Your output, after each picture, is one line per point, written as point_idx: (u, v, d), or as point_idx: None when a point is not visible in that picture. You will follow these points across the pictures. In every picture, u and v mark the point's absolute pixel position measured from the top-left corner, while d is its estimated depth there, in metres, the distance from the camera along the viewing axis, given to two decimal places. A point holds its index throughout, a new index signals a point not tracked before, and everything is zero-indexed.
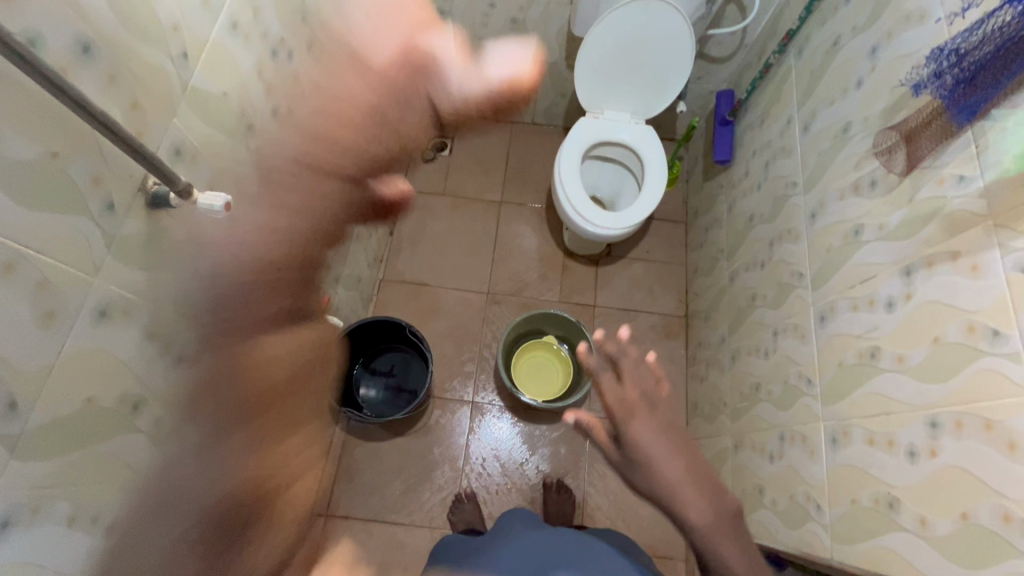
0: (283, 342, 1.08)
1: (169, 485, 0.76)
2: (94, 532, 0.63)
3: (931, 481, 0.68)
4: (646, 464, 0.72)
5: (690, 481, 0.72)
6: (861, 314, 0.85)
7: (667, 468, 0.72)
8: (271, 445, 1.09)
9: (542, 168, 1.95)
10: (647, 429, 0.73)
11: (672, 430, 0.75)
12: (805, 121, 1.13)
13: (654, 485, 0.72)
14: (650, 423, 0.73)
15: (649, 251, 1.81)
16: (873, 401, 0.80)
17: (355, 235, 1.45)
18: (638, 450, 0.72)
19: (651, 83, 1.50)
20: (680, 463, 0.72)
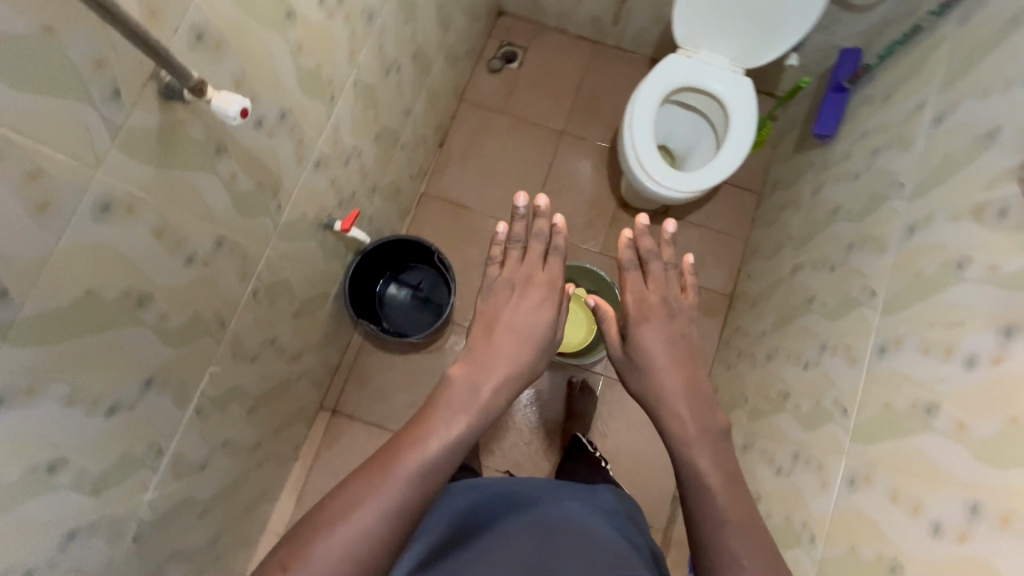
0: (307, 248, 1.06)
1: (176, 374, 0.79)
2: (94, 413, 0.65)
3: (950, 566, 0.61)
4: (643, 354, 0.78)
5: (689, 394, 0.73)
6: (931, 362, 0.74)
7: (667, 371, 0.76)
8: (283, 344, 1.12)
9: (616, 101, 1.75)
10: (655, 332, 0.80)
11: (685, 349, 0.79)
12: (940, 111, 0.93)
13: (644, 372, 0.77)
14: (662, 328, 0.80)
15: (709, 218, 1.65)
16: (912, 460, 0.72)
17: (400, 144, 1.37)
18: (641, 340, 0.80)
19: (765, 22, 1.26)
20: (679, 374, 0.75)
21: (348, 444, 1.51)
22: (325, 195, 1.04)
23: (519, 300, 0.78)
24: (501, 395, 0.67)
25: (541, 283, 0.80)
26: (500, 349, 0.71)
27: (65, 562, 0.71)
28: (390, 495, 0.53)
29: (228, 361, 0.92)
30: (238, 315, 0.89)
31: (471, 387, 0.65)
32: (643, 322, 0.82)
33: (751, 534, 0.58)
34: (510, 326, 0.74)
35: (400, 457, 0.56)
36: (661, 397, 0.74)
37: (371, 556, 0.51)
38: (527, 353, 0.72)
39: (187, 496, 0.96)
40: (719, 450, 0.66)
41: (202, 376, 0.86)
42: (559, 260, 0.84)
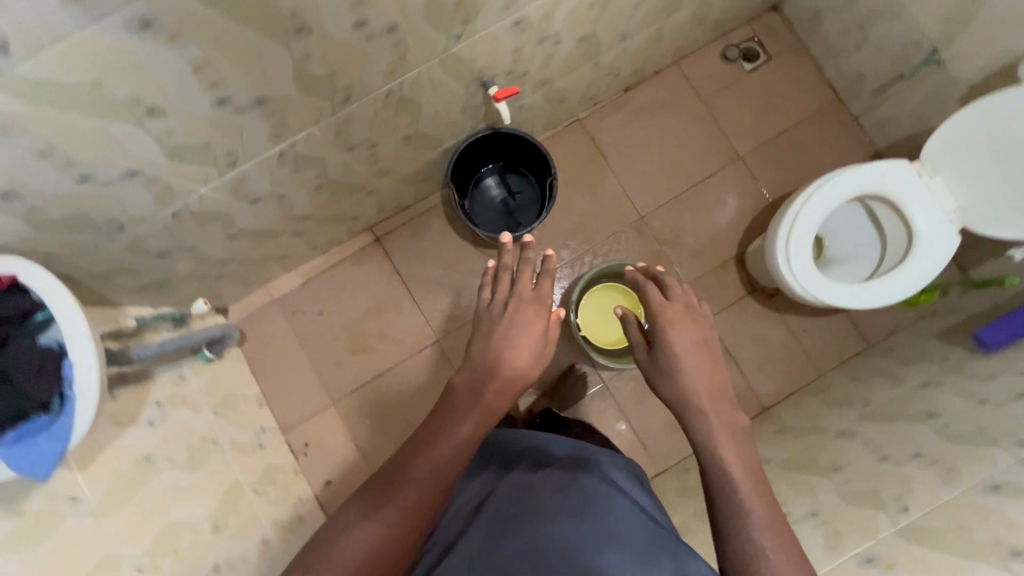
0: (454, 91, 1.04)
1: (286, 112, 0.81)
2: (208, 93, 0.69)
3: None
4: (677, 362, 0.75)
5: (710, 399, 0.73)
6: None
7: (696, 379, 0.74)
8: (378, 155, 1.13)
9: (811, 166, 1.58)
10: (685, 331, 0.77)
11: (710, 347, 0.77)
12: None
13: (675, 379, 0.75)
14: (690, 328, 0.77)
15: (804, 330, 1.52)
16: None
17: (594, 62, 1.29)
18: (672, 342, 0.76)
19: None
20: (702, 370, 0.75)
21: (368, 272, 1.57)
22: (501, 56, 1.00)
23: (511, 321, 0.79)
24: (503, 398, 0.77)
25: (528, 302, 0.81)
26: (501, 362, 0.77)
27: (115, 188, 0.78)
28: (411, 503, 0.69)
29: (328, 132, 0.94)
30: (361, 102, 0.90)
31: (472, 390, 0.76)
32: (671, 320, 0.78)
33: (782, 534, 0.64)
34: (500, 342, 0.78)
35: (414, 465, 0.71)
36: (691, 404, 0.74)
37: (401, 539, 0.67)
38: (521, 362, 0.77)
39: (228, 213, 1.03)
40: (744, 453, 0.70)
41: (302, 128, 0.89)
42: (549, 286, 0.83)
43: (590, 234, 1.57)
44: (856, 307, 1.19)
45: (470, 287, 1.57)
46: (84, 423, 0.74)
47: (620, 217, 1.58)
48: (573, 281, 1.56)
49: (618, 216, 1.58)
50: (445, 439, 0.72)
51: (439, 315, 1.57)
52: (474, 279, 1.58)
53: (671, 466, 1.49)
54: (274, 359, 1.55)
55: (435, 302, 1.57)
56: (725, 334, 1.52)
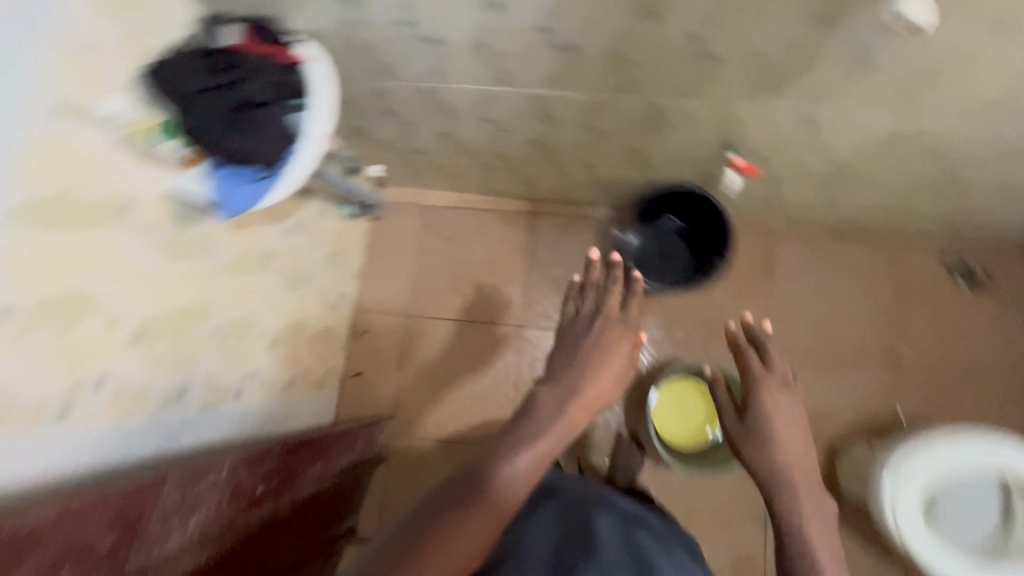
0: (704, 137, 1.06)
1: (578, 68, 0.87)
2: (546, 16, 0.75)
3: None
4: (771, 435, 0.85)
5: (796, 472, 0.82)
6: None
7: (789, 453, 0.84)
8: (599, 147, 1.17)
9: (961, 414, 1.45)
10: (781, 406, 0.87)
11: (800, 424, 0.87)
12: None
13: (766, 447, 0.85)
14: (788, 403, 0.87)
15: (851, 557, 1.40)
16: None
17: (829, 192, 1.26)
18: (765, 414, 0.87)
19: None
20: (792, 444, 0.85)
21: (506, 233, 1.63)
22: (767, 135, 1.01)
23: (596, 344, 0.88)
24: (583, 413, 0.80)
25: (613, 328, 0.91)
26: (583, 391, 0.82)
27: (415, 44, 0.86)
28: (488, 513, 0.64)
29: (587, 104, 0.99)
30: (633, 98, 0.94)
31: (557, 405, 0.79)
32: (765, 394, 0.88)
33: None
34: (582, 375, 0.83)
35: (497, 471, 0.68)
36: (777, 471, 0.83)
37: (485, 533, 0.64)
38: (603, 384, 0.83)
39: (459, 115, 1.11)
40: (826, 537, 0.77)
41: (574, 88, 0.94)
42: (616, 303, 0.94)
43: (712, 331, 1.53)
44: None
45: None
46: (278, 191, 0.82)
47: None
48: (669, 361, 1.53)
49: None
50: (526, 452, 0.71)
51: (538, 307, 1.60)
52: None
53: None
54: (389, 249, 1.64)
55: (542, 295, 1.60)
56: None
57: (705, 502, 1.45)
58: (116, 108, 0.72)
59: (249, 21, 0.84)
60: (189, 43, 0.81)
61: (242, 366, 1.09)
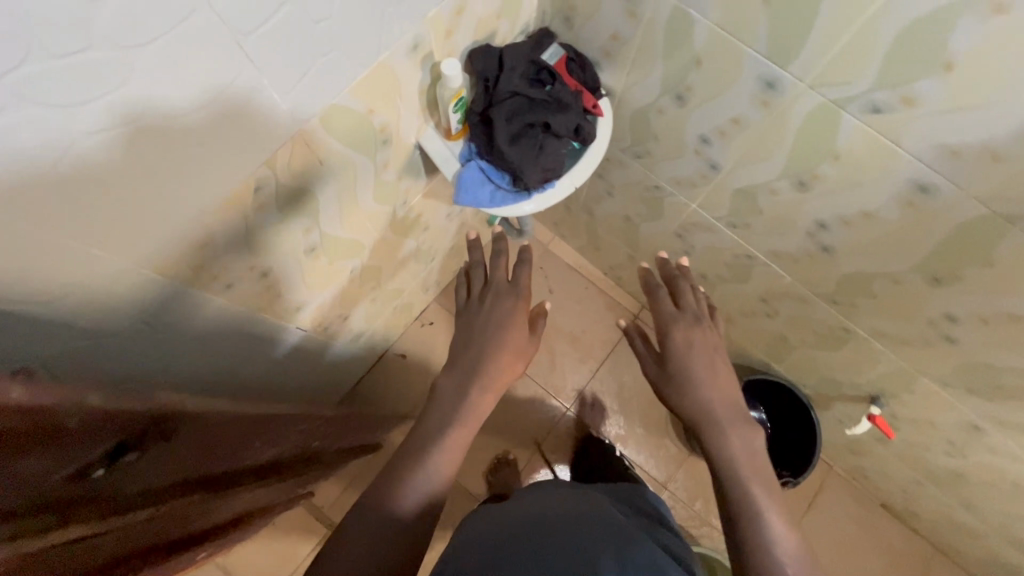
0: (862, 376, 1.05)
1: (814, 263, 0.87)
2: (836, 219, 0.76)
3: None
4: (687, 370, 0.79)
5: (722, 395, 0.77)
6: None
7: (717, 390, 0.77)
8: (756, 318, 1.17)
9: None
10: (700, 336, 0.82)
11: (719, 355, 0.81)
12: None
13: (687, 387, 0.78)
14: (704, 334, 0.82)
15: None
16: None
17: (924, 482, 1.23)
18: (679, 344, 0.81)
19: None
20: (721, 371, 0.79)
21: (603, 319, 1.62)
22: (922, 413, 1.00)
23: (493, 328, 0.83)
24: (491, 396, 0.80)
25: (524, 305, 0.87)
26: (486, 372, 0.80)
27: (693, 155, 0.87)
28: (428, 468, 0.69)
29: (787, 287, 0.99)
30: (836, 312, 0.94)
31: (458, 392, 0.78)
32: (679, 330, 0.82)
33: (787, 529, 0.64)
34: (501, 343, 0.82)
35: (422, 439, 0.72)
36: (709, 413, 0.76)
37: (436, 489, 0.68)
38: (512, 357, 0.82)
39: (661, 217, 1.12)
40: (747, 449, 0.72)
41: (790, 271, 0.94)
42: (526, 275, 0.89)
43: None
44: None
45: (627, 420, 1.56)
46: (516, 211, 0.82)
47: None
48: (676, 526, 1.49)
49: None
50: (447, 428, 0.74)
51: (589, 399, 1.58)
52: (636, 420, 1.57)
53: None
54: None
55: (600, 391, 1.58)
56: None
57: None
58: (459, 74, 0.72)
59: (572, 52, 0.85)
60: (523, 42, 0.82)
61: (345, 307, 1.07)
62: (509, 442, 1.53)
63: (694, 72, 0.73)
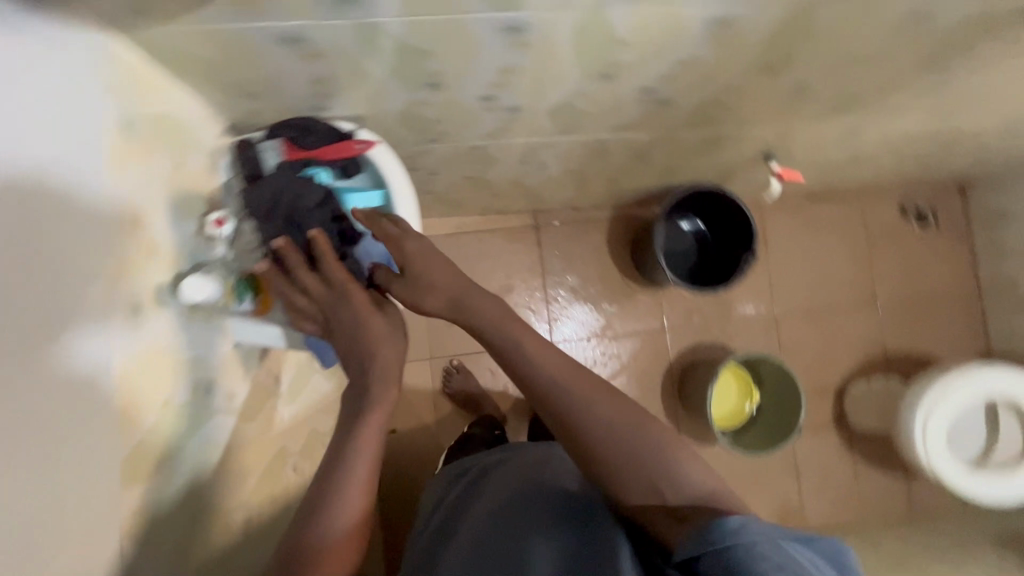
0: (747, 152, 1.07)
1: (662, 116, 0.81)
2: (659, 83, 0.69)
3: None
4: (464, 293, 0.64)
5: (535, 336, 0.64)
6: None
7: (447, 279, 0.64)
8: (636, 168, 1.14)
9: (933, 336, 1.69)
10: (417, 243, 0.65)
11: (456, 278, 0.65)
12: None
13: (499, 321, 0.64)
14: (434, 262, 0.65)
15: (870, 477, 1.62)
16: None
17: (830, 171, 1.35)
18: (422, 277, 0.64)
19: None
20: (478, 293, 0.64)
21: (513, 252, 1.57)
22: (808, 143, 1.05)
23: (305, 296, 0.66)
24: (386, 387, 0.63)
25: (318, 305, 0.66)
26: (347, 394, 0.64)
27: (488, 113, 0.75)
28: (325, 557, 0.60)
29: (648, 139, 0.94)
30: (699, 131, 0.91)
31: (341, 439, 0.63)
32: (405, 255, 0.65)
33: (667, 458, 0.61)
34: (383, 370, 0.63)
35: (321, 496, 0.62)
36: (461, 295, 0.65)
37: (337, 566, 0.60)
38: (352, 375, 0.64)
39: (498, 163, 1.01)
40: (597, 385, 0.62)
41: (643, 131, 0.89)
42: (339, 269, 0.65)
43: (727, 311, 1.62)
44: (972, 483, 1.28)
45: (598, 308, 1.59)
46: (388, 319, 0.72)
47: (756, 308, 1.64)
48: (695, 346, 1.61)
49: (754, 307, 1.64)
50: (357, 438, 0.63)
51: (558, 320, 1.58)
52: (606, 302, 1.60)
53: None
54: None
55: (559, 307, 1.58)
56: (802, 450, 1.62)
57: (748, 465, 1.60)
58: (192, 286, 0.64)
59: (289, 126, 0.68)
60: (251, 167, 0.69)
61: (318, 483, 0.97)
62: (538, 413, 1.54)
63: (432, 62, 0.59)
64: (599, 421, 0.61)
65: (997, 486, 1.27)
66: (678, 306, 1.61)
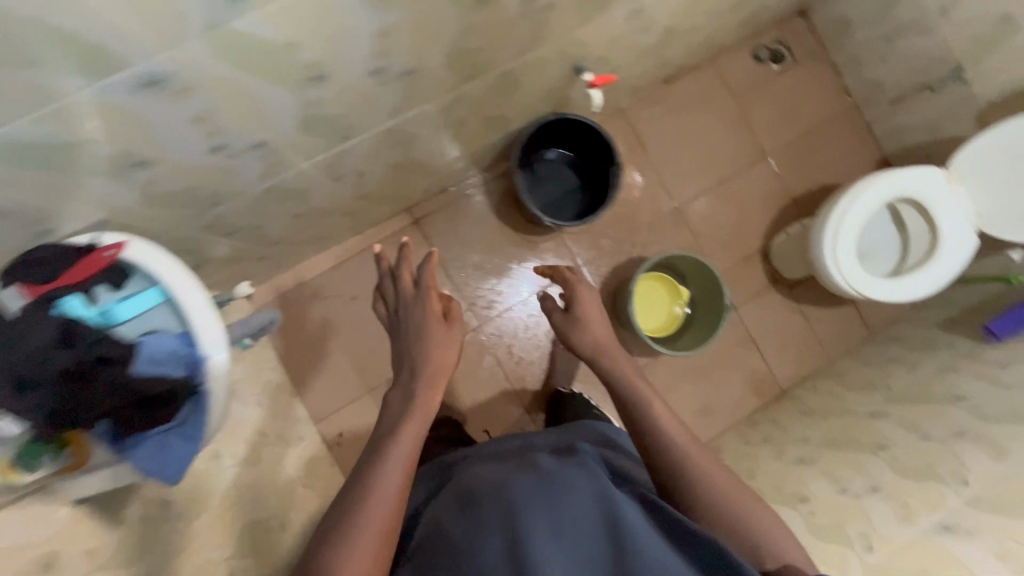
0: (552, 75, 1.02)
1: (422, 84, 0.76)
2: (375, 61, 0.64)
3: None
4: (600, 344, 1.11)
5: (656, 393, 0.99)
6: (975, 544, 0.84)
7: (597, 331, 1.12)
8: (460, 134, 1.09)
9: (830, 164, 1.70)
10: (586, 302, 1.15)
11: (599, 320, 1.14)
12: None
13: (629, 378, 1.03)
14: (586, 296, 1.17)
15: (819, 318, 1.67)
16: None
17: (661, 53, 1.31)
18: (584, 322, 1.13)
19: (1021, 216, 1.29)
20: (603, 334, 1.12)
21: (405, 255, 1.53)
22: (605, 42, 1.00)
23: (407, 322, 0.95)
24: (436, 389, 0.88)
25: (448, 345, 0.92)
26: (427, 363, 0.89)
27: (233, 159, 0.69)
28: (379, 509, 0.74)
29: (437, 109, 0.89)
30: (479, 81, 0.86)
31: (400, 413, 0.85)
32: (580, 295, 1.17)
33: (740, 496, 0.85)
34: (434, 371, 0.89)
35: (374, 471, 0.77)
36: (600, 349, 1.10)
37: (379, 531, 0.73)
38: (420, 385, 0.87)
39: (311, 192, 0.96)
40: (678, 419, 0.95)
41: (421, 104, 0.84)
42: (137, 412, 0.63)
43: (630, 223, 1.61)
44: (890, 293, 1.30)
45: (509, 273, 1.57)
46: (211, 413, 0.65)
47: (657, 209, 1.63)
48: (614, 268, 1.60)
49: (655, 208, 1.63)
50: (396, 444, 0.79)
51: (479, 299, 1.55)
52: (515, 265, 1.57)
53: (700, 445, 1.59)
54: (302, 345, 1.46)
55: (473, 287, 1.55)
56: (749, 321, 1.65)
57: (705, 356, 1.62)
58: None
59: (24, 265, 0.61)
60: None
61: None
62: (499, 396, 1.53)
63: (103, 140, 0.54)
64: (693, 462, 0.88)
65: (919, 281, 1.30)
66: (584, 238, 1.60)
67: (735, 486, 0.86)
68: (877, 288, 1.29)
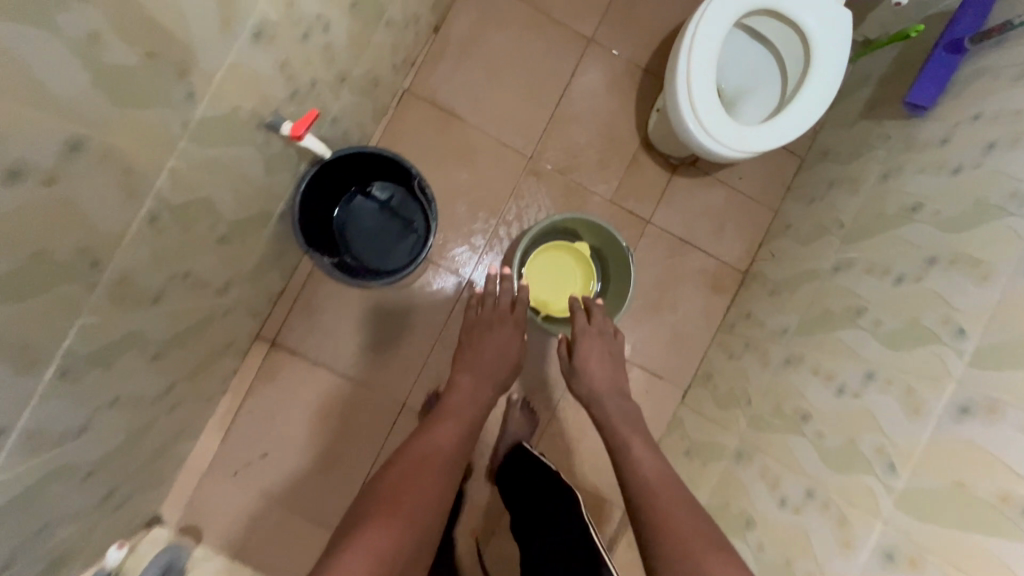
0: (240, 156, 0.77)
1: (13, 337, 0.52)
2: None
3: (948, 556, 0.65)
4: (590, 389, 1.12)
5: (647, 447, 0.98)
6: (1000, 426, 0.65)
7: (604, 373, 1.13)
8: (201, 278, 0.85)
9: (662, 6, 1.41)
10: (605, 363, 1.14)
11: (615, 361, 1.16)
12: None
13: (635, 425, 1.04)
14: (607, 353, 1.15)
15: (741, 177, 1.43)
16: (951, 526, 0.66)
17: (386, 21, 1.02)
18: (592, 366, 1.13)
19: None
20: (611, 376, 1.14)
21: (287, 381, 1.33)
22: (270, 83, 0.74)
23: (490, 339, 1.15)
24: (497, 374, 1.13)
25: (506, 333, 1.17)
26: (487, 358, 1.13)
27: None
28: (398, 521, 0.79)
29: (108, 310, 0.65)
30: (120, 254, 0.62)
31: (474, 373, 1.11)
32: (590, 347, 1.14)
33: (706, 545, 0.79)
34: (494, 351, 1.15)
35: (447, 415, 1.03)
36: (597, 395, 1.11)
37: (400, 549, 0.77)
38: (487, 376, 1.12)
39: (61, 467, 0.75)
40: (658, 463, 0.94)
41: (67, 332, 0.60)
42: None
43: (491, 204, 1.37)
44: (768, 142, 1.06)
45: (402, 332, 1.35)
46: None
47: (510, 170, 1.38)
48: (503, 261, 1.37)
49: (508, 171, 1.37)
50: (460, 394, 1.08)
51: (388, 380, 1.35)
52: (402, 320, 1.35)
53: (691, 377, 1.41)
54: (244, 530, 1.29)
55: (374, 369, 1.35)
56: (672, 225, 1.41)
57: (647, 288, 1.41)
58: None
59: None
60: None
61: None
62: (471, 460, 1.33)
63: None
64: (665, 515, 0.83)
65: (798, 110, 1.05)
66: (454, 250, 1.36)
67: (705, 540, 0.79)
68: (763, 139, 1.05)
